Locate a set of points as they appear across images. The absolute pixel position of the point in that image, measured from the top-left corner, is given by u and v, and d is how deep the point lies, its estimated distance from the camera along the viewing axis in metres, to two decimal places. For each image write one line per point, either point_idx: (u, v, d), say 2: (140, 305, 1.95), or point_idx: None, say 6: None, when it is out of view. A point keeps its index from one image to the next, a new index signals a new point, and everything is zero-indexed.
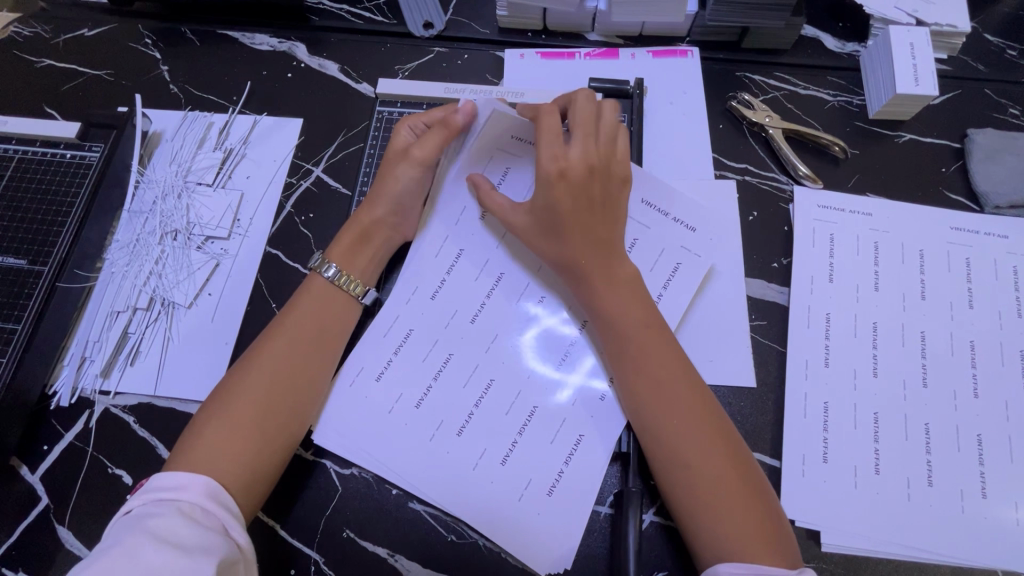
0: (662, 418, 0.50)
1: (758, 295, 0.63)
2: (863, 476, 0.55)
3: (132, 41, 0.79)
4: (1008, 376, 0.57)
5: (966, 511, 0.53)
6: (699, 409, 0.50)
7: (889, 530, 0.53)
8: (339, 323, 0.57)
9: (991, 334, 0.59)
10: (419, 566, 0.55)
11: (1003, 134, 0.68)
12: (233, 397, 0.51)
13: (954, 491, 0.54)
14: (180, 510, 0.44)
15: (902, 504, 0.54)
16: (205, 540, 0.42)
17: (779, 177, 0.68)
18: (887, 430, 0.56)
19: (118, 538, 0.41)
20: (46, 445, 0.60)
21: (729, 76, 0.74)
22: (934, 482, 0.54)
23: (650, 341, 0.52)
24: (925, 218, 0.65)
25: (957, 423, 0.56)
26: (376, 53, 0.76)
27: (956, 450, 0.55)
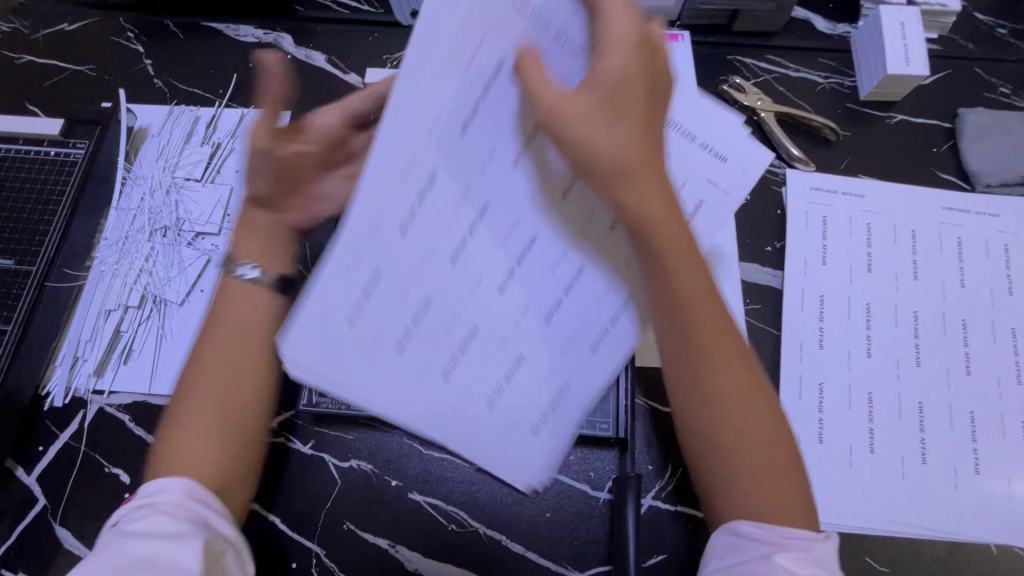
0: (706, 372, 0.40)
1: (752, 278, 0.63)
2: (858, 456, 0.55)
3: (115, 35, 0.78)
4: (1000, 352, 0.58)
5: (959, 487, 0.54)
6: (741, 366, 0.40)
7: (882, 506, 0.54)
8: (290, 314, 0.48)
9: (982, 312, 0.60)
10: (421, 556, 0.55)
11: (993, 114, 0.68)
12: (189, 394, 0.45)
13: (947, 469, 0.55)
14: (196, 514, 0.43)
15: (896, 482, 0.54)
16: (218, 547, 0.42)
17: (772, 161, 0.68)
18: (881, 410, 0.57)
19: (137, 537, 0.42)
20: (41, 446, 0.59)
21: (720, 60, 0.73)
22: (927, 460, 0.55)
23: (701, 280, 0.40)
24: (918, 199, 0.65)
25: (950, 401, 0.57)
26: (363, 43, 0.75)
27: (949, 427, 0.56)
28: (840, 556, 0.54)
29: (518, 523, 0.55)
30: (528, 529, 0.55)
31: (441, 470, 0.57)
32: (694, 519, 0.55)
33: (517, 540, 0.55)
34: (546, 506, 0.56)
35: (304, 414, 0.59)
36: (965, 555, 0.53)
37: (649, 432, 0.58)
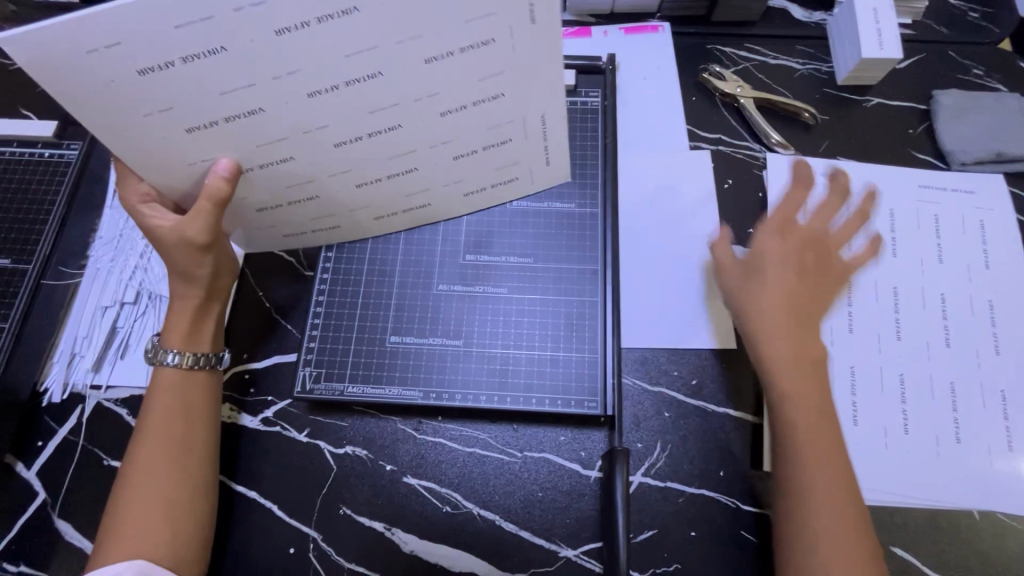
0: (813, 454, 0.49)
1: (736, 259, 0.64)
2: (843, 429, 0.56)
3: None
4: (979, 324, 0.60)
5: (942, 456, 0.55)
6: (828, 455, 0.49)
7: (865, 477, 0.55)
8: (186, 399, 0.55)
9: (959, 286, 0.61)
10: (416, 537, 0.56)
11: (966, 95, 0.69)
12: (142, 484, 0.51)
13: (929, 438, 0.56)
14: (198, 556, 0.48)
15: (879, 453, 0.55)
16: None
17: (753, 146, 0.69)
18: (863, 383, 0.57)
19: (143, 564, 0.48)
20: (40, 441, 0.60)
21: (700, 49, 0.75)
22: (910, 430, 0.56)
23: (805, 381, 0.51)
24: (896, 178, 0.66)
25: (930, 371, 0.58)
26: None
27: (931, 399, 0.57)
28: None
29: (511, 503, 0.56)
30: (522, 509, 0.56)
31: (434, 454, 0.58)
32: (684, 494, 0.55)
33: (511, 520, 0.56)
34: (539, 486, 0.56)
35: (299, 403, 0.60)
36: (948, 522, 0.54)
37: (639, 411, 0.58)
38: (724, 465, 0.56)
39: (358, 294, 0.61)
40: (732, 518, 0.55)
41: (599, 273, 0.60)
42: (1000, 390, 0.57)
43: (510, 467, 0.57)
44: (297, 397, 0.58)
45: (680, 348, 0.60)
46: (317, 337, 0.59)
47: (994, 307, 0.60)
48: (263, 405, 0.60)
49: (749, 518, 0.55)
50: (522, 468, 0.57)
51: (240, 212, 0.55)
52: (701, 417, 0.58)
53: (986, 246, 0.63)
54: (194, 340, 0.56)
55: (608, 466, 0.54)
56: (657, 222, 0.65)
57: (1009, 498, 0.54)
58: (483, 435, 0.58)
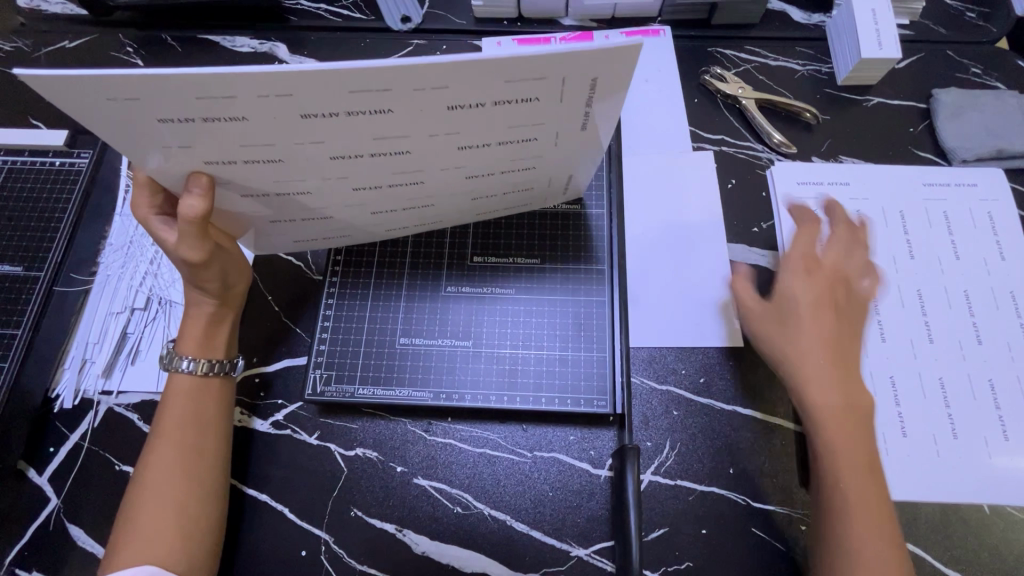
0: (845, 486, 0.49)
1: (741, 258, 0.65)
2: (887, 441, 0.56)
3: (115, 50, 0.80)
4: (1005, 316, 0.60)
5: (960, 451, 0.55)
6: (868, 483, 0.49)
7: (905, 483, 0.54)
8: (199, 404, 0.55)
9: (963, 281, 0.62)
10: (427, 538, 0.56)
11: (965, 93, 0.70)
12: (152, 488, 0.52)
13: (970, 439, 0.56)
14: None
15: (922, 459, 0.55)
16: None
17: (755, 146, 0.70)
18: (904, 392, 0.57)
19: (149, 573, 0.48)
20: (52, 447, 0.60)
21: (701, 52, 0.76)
22: (958, 434, 0.56)
23: (844, 430, 0.50)
24: (899, 177, 0.67)
25: (967, 371, 0.58)
26: (356, 49, 0.78)
27: (972, 398, 0.57)
28: None
29: (521, 502, 0.56)
30: (533, 509, 0.56)
31: (444, 454, 0.58)
32: (694, 492, 0.56)
33: (522, 520, 0.56)
34: (549, 485, 0.57)
35: (309, 405, 0.60)
36: (958, 516, 0.54)
37: (648, 410, 0.59)
38: (734, 462, 0.57)
39: (367, 296, 0.61)
40: (742, 515, 0.55)
41: (606, 274, 0.61)
42: None
43: (521, 467, 0.57)
44: (308, 400, 0.58)
45: (687, 347, 0.61)
46: (328, 339, 0.60)
47: (998, 301, 0.61)
48: (273, 408, 0.60)
49: (759, 515, 0.55)
50: (532, 468, 0.57)
51: (247, 220, 0.55)
52: (709, 415, 0.58)
53: (990, 241, 0.63)
54: (211, 345, 0.57)
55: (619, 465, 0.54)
56: (663, 224, 0.65)
57: (1018, 491, 0.54)
58: (493, 435, 0.58)
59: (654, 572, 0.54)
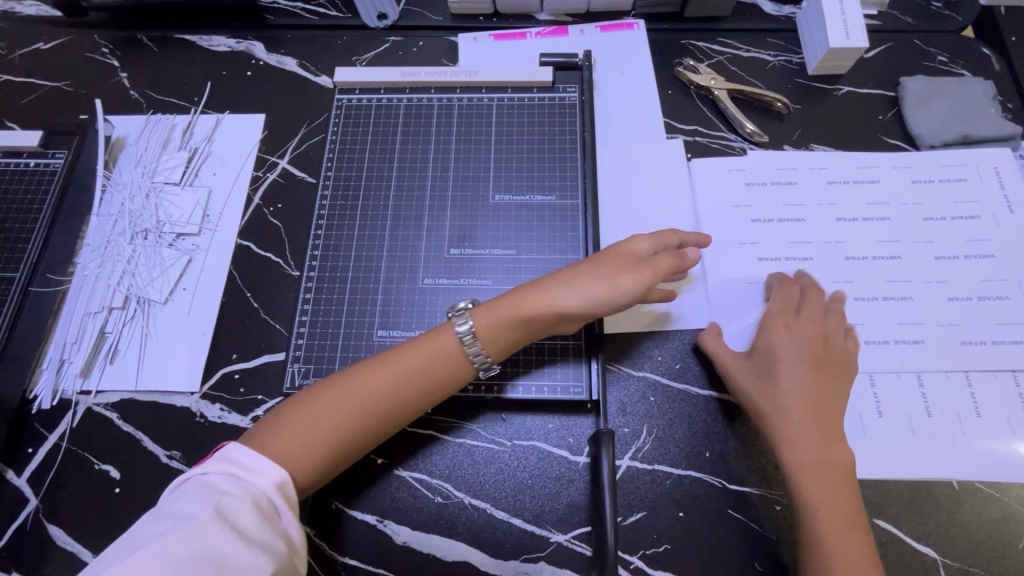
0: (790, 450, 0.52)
1: (726, 241, 0.64)
2: (868, 420, 0.56)
3: (90, 51, 0.80)
4: (979, 294, 0.60)
5: (939, 431, 0.56)
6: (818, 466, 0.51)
7: (881, 461, 0.55)
8: (440, 363, 0.53)
9: (931, 246, 0.62)
10: (408, 529, 0.56)
11: (932, 80, 0.72)
12: (287, 427, 0.49)
13: (947, 417, 0.56)
14: (251, 498, 0.44)
15: (898, 438, 0.56)
16: (271, 537, 0.43)
17: (728, 136, 0.71)
18: (882, 373, 0.58)
19: (185, 509, 0.42)
20: (31, 448, 0.60)
21: (676, 44, 0.77)
22: (933, 411, 0.56)
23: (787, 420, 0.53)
24: (869, 160, 0.68)
25: (942, 349, 0.58)
26: (333, 46, 0.79)
27: (945, 376, 0.57)
28: None
29: (500, 491, 0.57)
30: (513, 497, 0.56)
31: (424, 445, 0.59)
32: (671, 476, 0.56)
33: (502, 507, 0.56)
34: (528, 473, 0.57)
35: None
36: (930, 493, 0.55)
37: (625, 396, 0.59)
38: (709, 446, 0.57)
39: (345, 290, 0.62)
40: (717, 497, 0.55)
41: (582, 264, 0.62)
42: (1008, 357, 0.57)
43: (500, 456, 0.58)
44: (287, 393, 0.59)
45: (662, 331, 0.62)
46: (306, 331, 0.60)
47: (967, 265, 0.61)
48: (254, 403, 0.61)
49: (735, 497, 0.55)
50: (511, 456, 0.58)
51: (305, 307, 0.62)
52: (685, 400, 0.59)
53: (951, 204, 0.64)
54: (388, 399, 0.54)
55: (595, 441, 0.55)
56: (638, 214, 0.66)
57: (990, 468, 0.54)
58: (472, 425, 0.59)
59: (633, 555, 0.54)
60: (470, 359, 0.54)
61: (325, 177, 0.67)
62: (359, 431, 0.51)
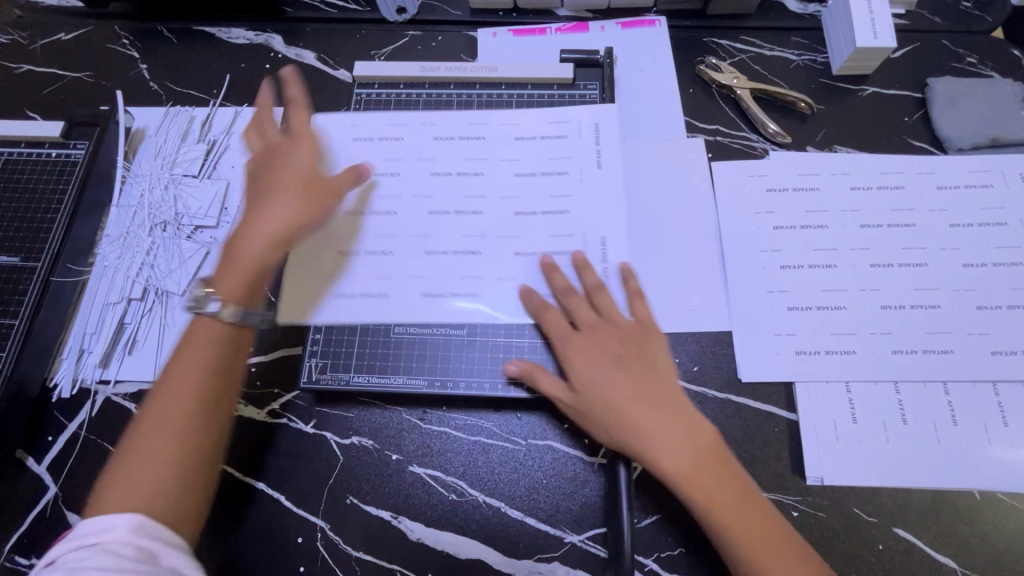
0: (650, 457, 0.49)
1: (744, 244, 0.63)
2: (892, 429, 0.56)
3: (110, 42, 0.80)
4: (1007, 302, 0.59)
5: (965, 441, 0.55)
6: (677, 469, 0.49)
7: (905, 470, 0.54)
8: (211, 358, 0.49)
9: (960, 254, 0.61)
10: (422, 526, 0.56)
11: (961, 81, 0.70)
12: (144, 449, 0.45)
13: (974, 427, 0.55)
14: (186, 502, 0.45)
15: (922, 447, 0.55)
16: (199, 562, 0.43)
17: (750, 136, 0.70)
18: (908, 381, 0.57)
19: (118, 516, 0.42)
20: (51, 436, 0.61)
21: (697, 42, 0.76)
22: (959, 421, 0.56)
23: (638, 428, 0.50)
24: (894, 163, 0.66)
25: (970, 358, 0.57)
26: (352, 40, 0.78)
27: (971, 384, 0.57)
28: (830, 509, 0.54)
29: (514, 490, 0.57)
30: (528, 497, 0.56)
31: (439, 443, 0.59)
32: None
33: (516, 507, 0.56)
34: (543, 473, 0.57)
35: (305, 394, 0.60)
36: (951, 503, 0.54)
37: None
38: None
39: None
40: None
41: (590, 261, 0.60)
42: None
43: (515, 456, 0.58)
44: (304, 387, 0.59)
45: (680, 332, 0.61)
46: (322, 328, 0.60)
47: (996, 273, 0.60)
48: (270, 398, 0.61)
49: None
50: (526, 456, 0.58)
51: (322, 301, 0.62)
52: (702, 403, 0.59)
53: (980, 209, 0.63)
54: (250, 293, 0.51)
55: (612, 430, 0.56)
56: (657, 215, 0.65)
57: (1016, 479, 0.53)
58: (487, 424, 0.59)
59: (648, 558, 0.54)
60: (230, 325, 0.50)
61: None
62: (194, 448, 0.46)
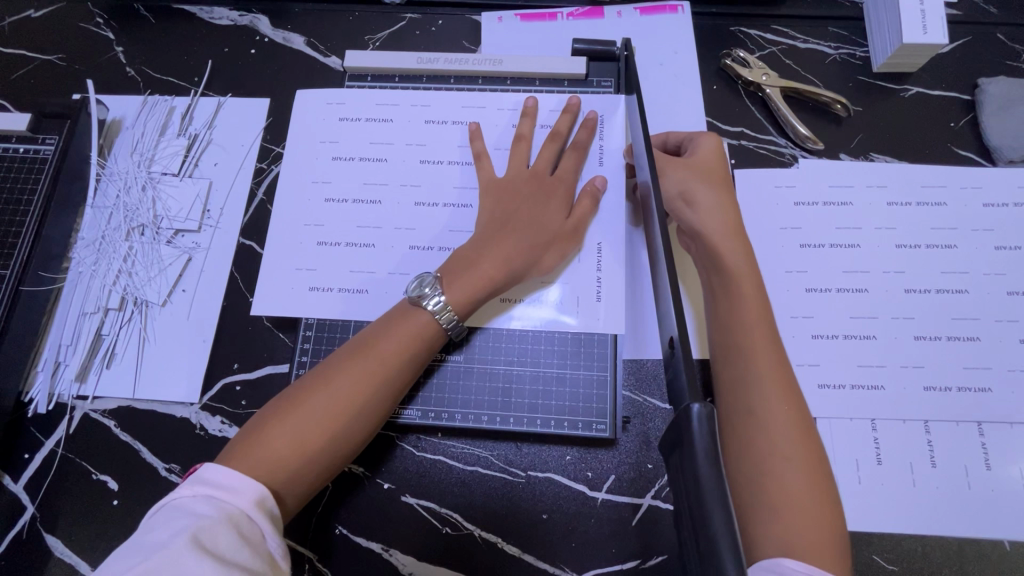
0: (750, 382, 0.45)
1: (767, 263, 0.59)
2: (919, 472, 0.52)
3: (83, 21, 0.74)
4: None
5: (997, 487, 0.51)
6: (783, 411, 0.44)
7: (929, 517, 0.51)
8: (416, 341, 0.50)
9: (1004, 280, 0.56)
10: (414, 559, 0.53)
11: (1016, 83, 0.63)
12: (260, 435, 0.45)
13: (1008, 471, 0.51)
14: (229, 519, 0.40)
15: (949, 493, 0.51)
16: (247, 560, 0.38)
17: (778, 141, 0.64)
18: (939, 420, 0.53)
19: (157, 539, 0.38)
20: (27, 453, 0.58)
21: (724, 31, 0.69)
22: (992, 466, 0.52)
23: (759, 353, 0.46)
24: (937, 175, 0.60)
25: (1007, 396, 0.53)
26: (344, 23, 0.72)
27: (1008, 426, 0.52)
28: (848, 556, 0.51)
29: (513, 525, 0.54)
30: (526, 531, 0.53)
31: (434, 471, 0.56)
32: None
33: (514, 542, 0.53)
34: (543, 507, 0.54)
35: None
36: (980, 555, 0.50)
37: (650, 428, 0.55)
38: None
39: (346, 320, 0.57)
40: None
41: (581, 301, 0.55)
42: None
43: (514, 488, 0.55)
44: None
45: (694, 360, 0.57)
46: (307, 362, 0.57)
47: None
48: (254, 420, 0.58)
49: None
50: (526, 488, 0.55)
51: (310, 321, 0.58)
52: None
53: None
54: (416, 316, 0.51)
55: (672, 445, 0.32)
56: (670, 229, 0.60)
57: None
58: (484, 452, 0.56)
59: None
60: (442, 325, 0.51)
61: (330, 170, 0.60)
62: (332, 440, 0.46)
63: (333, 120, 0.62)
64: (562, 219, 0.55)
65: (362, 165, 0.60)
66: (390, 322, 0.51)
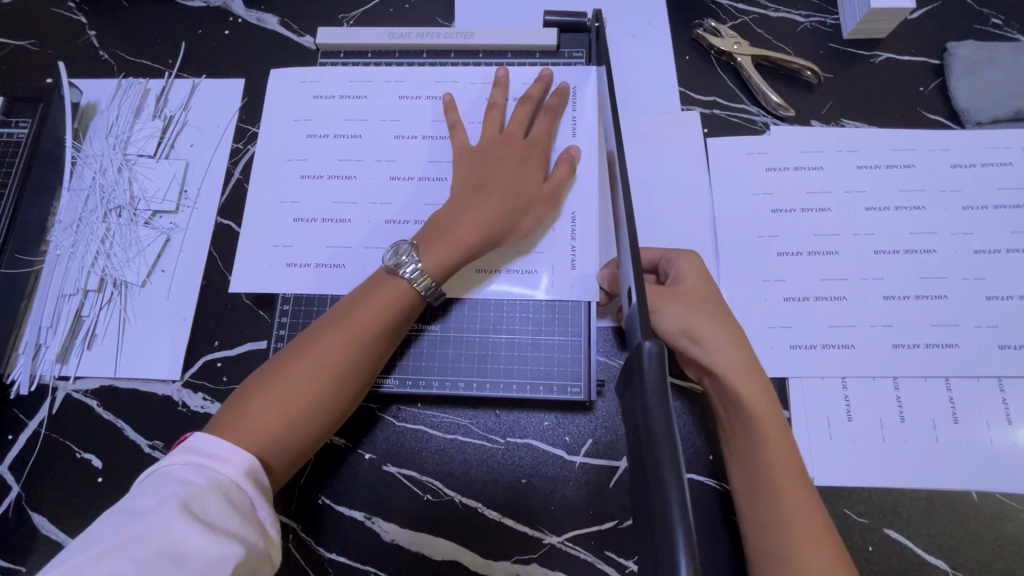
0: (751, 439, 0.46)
1: (739, 229, 0.59)
2: (889, 428, 0.53)
3: (55, 6, 0.74)
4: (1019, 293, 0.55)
5: (964, 440, 0.52)
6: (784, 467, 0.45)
7: (898, 470, 0.52)
8: (394, 308, 0.51)
9: (971, 239, 0.57)
10: (396, 526, 0.54)
11: (983, 46, 0.64)
12: (243, 404, 0.45)
13: (974, 424, 0.53)
14: (218, 486, 0.40)
15: (918, 446, 0.52)
16: (237, 527, 0.39)
17: (750, 109, 0.64)
18: (908, 376, 0.54)
19: (147, 504, 0.38)
20: (10, 434, 0.59)
21: (696, 2, 0.69)
22: (960, 419, 0.53)
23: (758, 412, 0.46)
24: (905, 139, 0.61)
25: (974, 351, 0.54)
26: (317, 1, 0.72)
27: (974, 380, 0.54)
28: None
29: (493, 490, 0.55)
30: (506, 497, 0.54)
31: (415, 441, 0.56)
32: None
33: (495, 507, 0.54)
34: (522, 473, 0.55)
35: None
36: (948, 505, 0.52)
37: None
38: (714, 449, 0.54)
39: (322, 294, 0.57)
40: (719, 502, 0.52)
41: (558, 271, 0.56)
42: None
43: (493, 455, 0.56)
44: None
45: None
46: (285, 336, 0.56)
47: (1009, 259, 0.56)
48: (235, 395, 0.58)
49: None
50: (505, 455, 0.56)
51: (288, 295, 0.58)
52: (689, 398, 0.56)
53: (996, 190, 0.58)
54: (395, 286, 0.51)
55: (623, 386, 0.34)
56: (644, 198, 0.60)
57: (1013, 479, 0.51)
58: (463, 421, 0.57)
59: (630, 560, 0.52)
60: (421, 293, 0.51)
61: (305, 146, 0.60)
62: (315, 408, 0.47)
63: (306, 96, 0.62)
64: (539, 185, 0.55)
65: (337, 141, 0.60)
66: (367, 290, 0.51)
